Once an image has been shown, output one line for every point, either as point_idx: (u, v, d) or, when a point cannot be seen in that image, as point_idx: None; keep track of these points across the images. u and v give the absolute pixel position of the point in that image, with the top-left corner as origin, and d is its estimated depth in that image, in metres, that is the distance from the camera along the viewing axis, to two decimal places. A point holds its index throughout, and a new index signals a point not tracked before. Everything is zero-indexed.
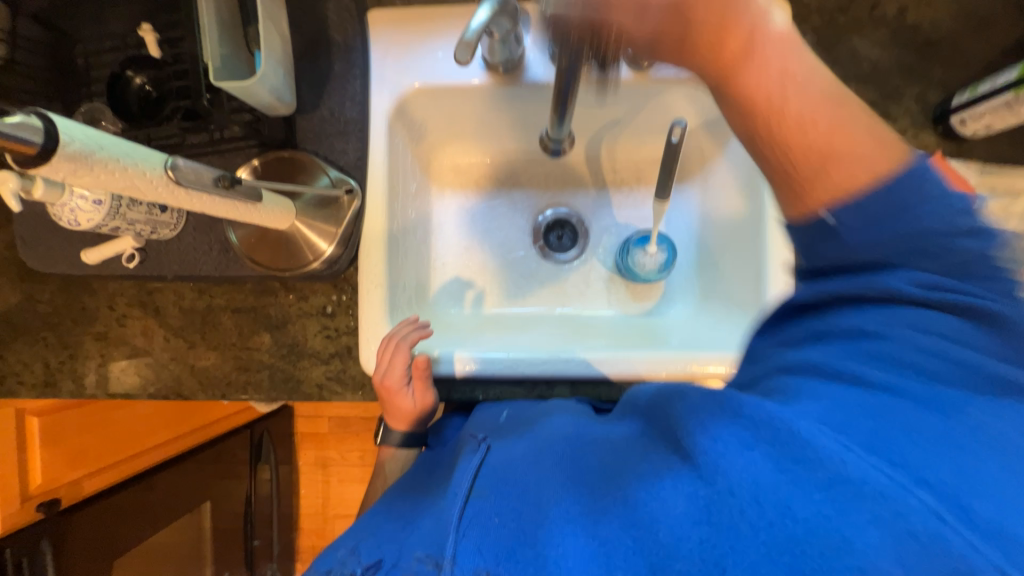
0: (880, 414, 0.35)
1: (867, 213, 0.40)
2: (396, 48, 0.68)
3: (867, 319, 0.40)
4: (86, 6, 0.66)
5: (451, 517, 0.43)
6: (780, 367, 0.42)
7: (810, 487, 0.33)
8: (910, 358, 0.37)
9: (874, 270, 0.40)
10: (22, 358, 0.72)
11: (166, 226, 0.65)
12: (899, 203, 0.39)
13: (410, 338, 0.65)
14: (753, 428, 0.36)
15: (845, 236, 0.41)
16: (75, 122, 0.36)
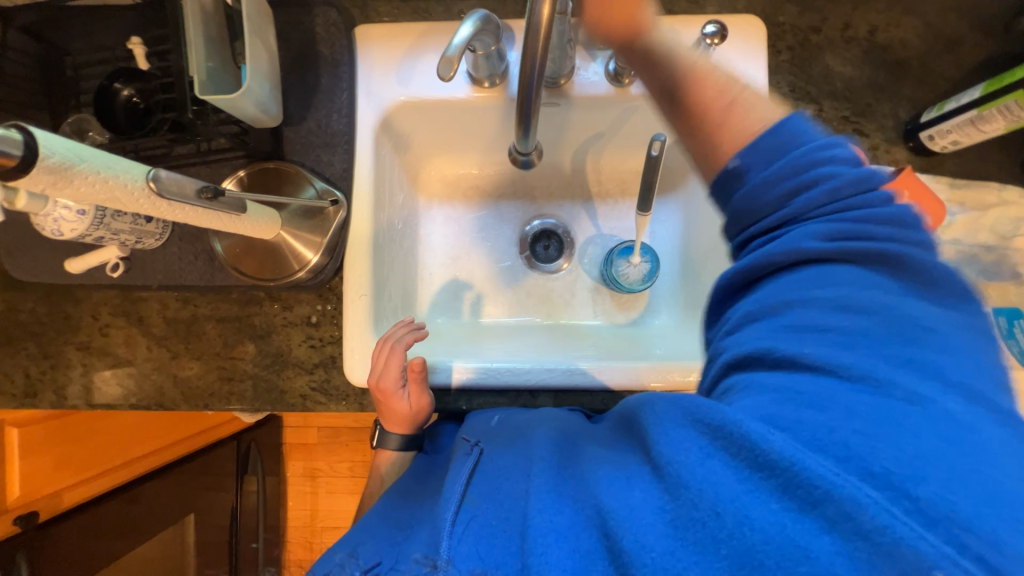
0: (824, 397, 0.35)
1: (765, 155, 0.44)
2: (382, 63, 0.69)
3: (790, 283, 0.41)
4: (77, 19, 0.67)
5: (443, 521, 0.45)
6: (729, 360, 0.41)
7: (769, 494, 0.32)
8: (864, 330, 0.37)
9: (806, 237, 0.41)
10: (2, 368, 0.71)
11: (151, 236, 0.65)
12: (783, 144, 0.44)
13: (407, 337, 0.65)
14: (710, 432, 0.36)
15: (751, 178, 0.45)
16: (56, 134, 0.36)
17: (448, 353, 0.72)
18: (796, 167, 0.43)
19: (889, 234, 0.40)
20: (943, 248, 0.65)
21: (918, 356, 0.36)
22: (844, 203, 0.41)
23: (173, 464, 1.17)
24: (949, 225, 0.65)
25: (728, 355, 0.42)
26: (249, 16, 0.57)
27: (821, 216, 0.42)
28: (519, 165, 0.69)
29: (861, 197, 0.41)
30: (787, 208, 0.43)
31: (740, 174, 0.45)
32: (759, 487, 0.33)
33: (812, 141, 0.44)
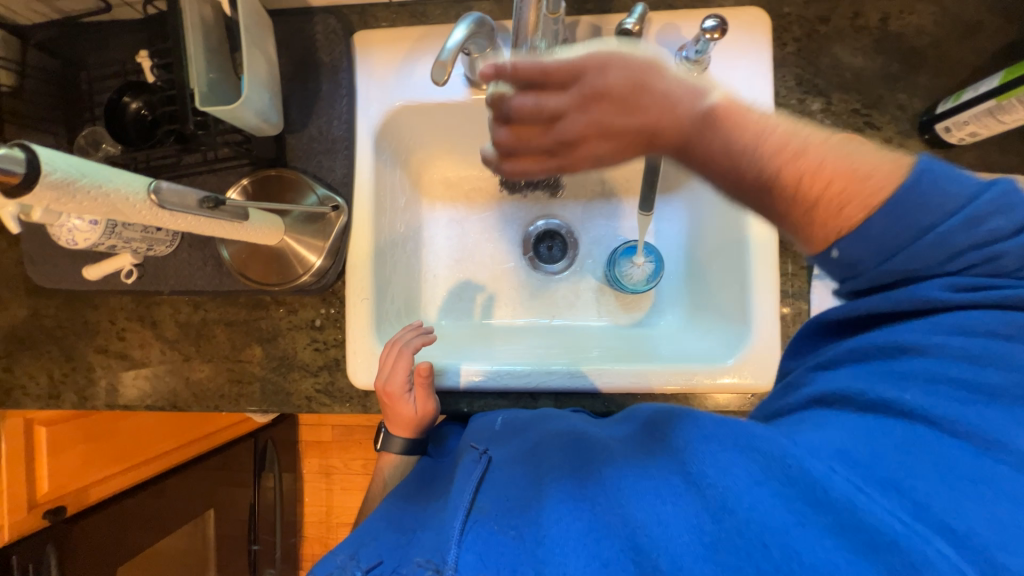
0: (922, 449, 0.35)
1: (897, 217, 0.37)
2: (381, 69, 0.69)
3: (893, 329, 0.40)
4: (91, 35, 0.70)
5: (451, 532, 0.43)
6: (813, 394, 0.42)
7: (821, 529, 0.33)
8: (978, 388, 0.36)
9: (922, 289, 0.38)
10: (29, 370, 0.75)
11: (162, 243, 0.67)
12: (917, 215, 0.37)
13: (412, 344, 0.66)
14: (765, 462, 0.36)
15: (863, 266, 0.39)
16: (59, 151, 0.38)
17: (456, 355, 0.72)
18: (930, 241, 0.37)
19: (1022, 287, 0.36)
20: None
21: None
22: (986, 262, 0.37)
23: (193, 461, 1.21)
24: None
25: (813, 390, 0.42)
26: (248, 27, 0.59)
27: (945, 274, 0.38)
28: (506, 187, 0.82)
29: (1009, 255, 0.36)
30: (905, 273, 0.39)
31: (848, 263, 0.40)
32: (817, 523, 0.33)
33: (964, 188, 0.37)
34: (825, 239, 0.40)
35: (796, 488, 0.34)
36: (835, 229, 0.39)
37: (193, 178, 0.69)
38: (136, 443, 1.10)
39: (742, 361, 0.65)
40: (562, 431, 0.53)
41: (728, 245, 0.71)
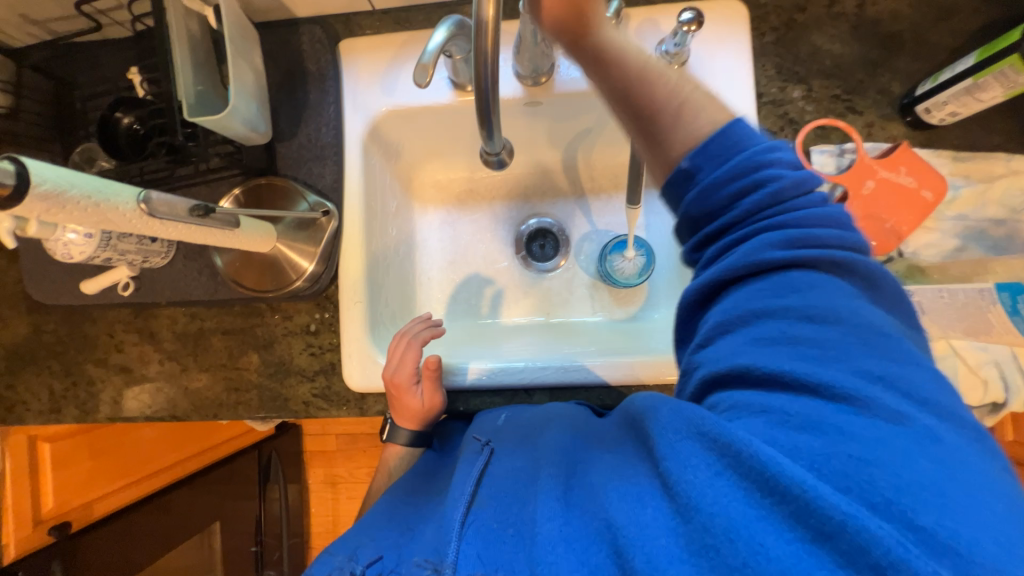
0: (813, 421, 0.34)
1: (714, 156, 0.42)
2: (366, 76, 0.71)
3: (756, 292, 0.39)
4: (83, 55, 0.71)
5: (452, 523, 0.44)
6: (705, 377, 0.40)
7: (781, 524, 0.31)
8: (840, 343, 0.36)
9: (767, 235, 0.40)
10: (30, 386, 0.76)
11: (157, 254, 0.68)
12: (732, 144, 0.42)
13: (426, 335, 0.67)
14: (719, 449, 0.34)
15: (700, 179, 0.43)
16: (48, 164, 0.39)
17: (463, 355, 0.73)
18: (739, 173, 0.41)
19: (840, 235, 0.40)
20: (948, 225, 0.62)
21: (891, 367, 0.35)
22: (797, 206, 0.41)
23: (197, 474, 1.21)
24: (953, 201, 0.62)
25: (704, 371, 0.40)
26: (233, 39, 0.60)
27: (779, 221, 0.40)
28: (491, 168, 0.62)
29: (805, 201, 0.41)
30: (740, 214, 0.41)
31: (691, 175, 0.43)
32: (772, 515, 0.31)
33: (761, 142, 0.42)
34: (678, 157, 0.44)
35: (750, 480, 0.33)
36: (682, 149, 0.44)
37: (187, 190, 0.70)
38: (138, 459, 1.10)
39: None
40: (562, 432, 0.52)
41: None
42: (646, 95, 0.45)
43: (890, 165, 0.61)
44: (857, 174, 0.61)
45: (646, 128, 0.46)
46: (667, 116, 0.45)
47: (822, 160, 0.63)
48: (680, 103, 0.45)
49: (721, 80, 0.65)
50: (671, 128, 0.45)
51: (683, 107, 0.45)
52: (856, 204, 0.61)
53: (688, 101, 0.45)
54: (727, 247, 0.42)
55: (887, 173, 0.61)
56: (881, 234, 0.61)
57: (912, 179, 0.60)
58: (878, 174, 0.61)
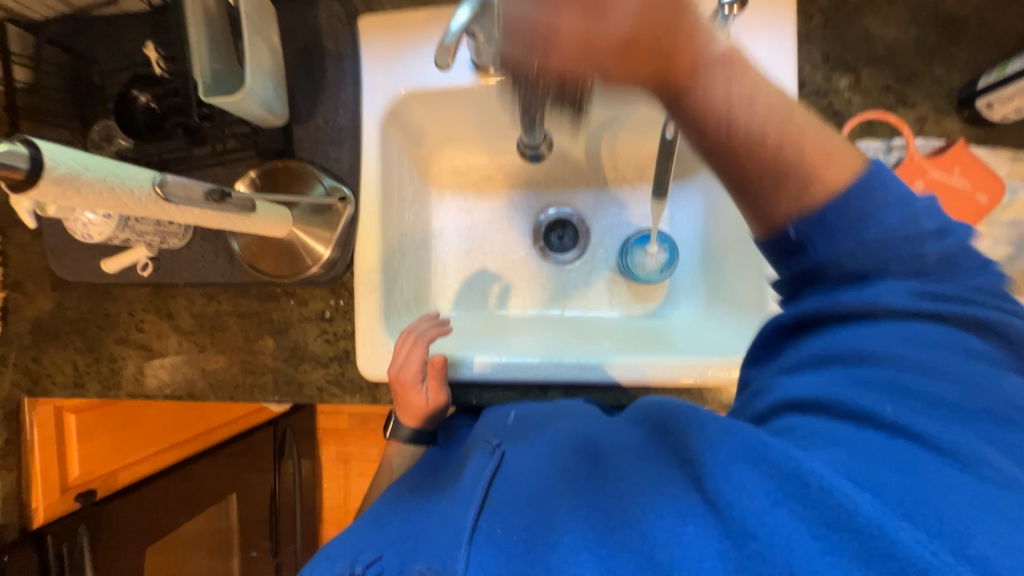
0: (914, 469, 0.33)
1: (830, 224, 0.40)
2: (385, 56, 0.68)
3: (868, 338, 0.38)
4: (101, 30, 0.70)
5: (461, 531, 0.43)
6: (785, 403, 0.40)
7: (850, 565, 0.30)
8: (947, 398, 0.35)
9: (886, 292, 0.39)
10: (55, 360, 0.77)
11: (175, 236, 0.68)
12: (858, 212, 0.39)
13: (427, 334, 0.66)
14: (780, 478, 0.34)
15: (812, 247, 0.41)
16: (62, 146, 0.38)
17: (474, 347, 0.72)
18: (874, 238, 0.39)
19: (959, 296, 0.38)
20: (1001, 230, 0.58)
21: (1001, 431, 0.34)
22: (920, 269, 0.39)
23: (214, 448, 1.24)
24: (1008, 205, 0.58)
25: (784, 397, 0.40)
26: (250, 15, 0.58)
27: (894, 277, 0.39)
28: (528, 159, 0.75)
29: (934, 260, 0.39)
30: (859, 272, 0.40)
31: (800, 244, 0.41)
32: (840, 555, 0.31)
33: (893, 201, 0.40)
34: (787, 221, 0.42)
35: (807, 508, 0.32)
36: (790, 215, 0.41)
37: (203, 171, 0.69)
38: (158, 431, 1.13)
39: None
40: (571, 433, 0.51)
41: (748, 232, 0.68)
42: (748, 153, 0.41)
43: (943, 164, 0.56)
44: (906, 174, 0.57)
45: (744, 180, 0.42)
46: (770, 177, 0.41)
47: (866, 157, 0.60)
48: (788, 166, 0.40)
49: (763, 68, 0.61)
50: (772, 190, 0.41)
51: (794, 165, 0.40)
52: None
53: (792, 170, 0.40)
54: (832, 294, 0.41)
55: (939, 172, 0.56)
56: None
57: (965, 180, 0.56)
58: (928, 174, 0.57)
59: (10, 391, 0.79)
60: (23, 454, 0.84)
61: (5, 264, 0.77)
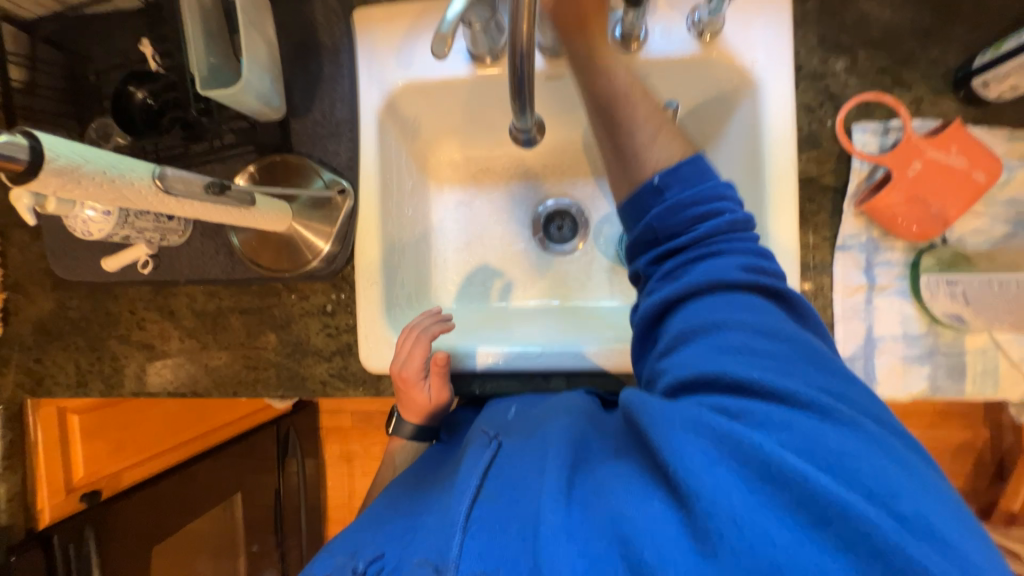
0: (789, 424, 0.35)
1: (683, 178, 0.48)
2: (382, 47, 0.68)
3: (715, 306, 0.43)
4: (96, 28, 0.70)
5: (457, 519, 0.43)
6: (672, 384, 0.41)
7: (781, 510, 0.32)
8: (790, 354, 0.39)
9: (727, 250, 0.46)
10: (57, 361, 0.77)
11: (175, 233, 0.68)
12: (699, 172, 0.49)
13: (433, 330, 0.66)
14: (719, 439, 0.35)
15: (669, 197, 0.48)
16: (62, 138, 0.38)
17: (474, 337, 0.72)
18: (702, 197, 0.47)
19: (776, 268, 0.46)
20: (999, 210, 0.58)
21: (832, 379, 0.39)
22: (739, 234, 0.46)
23: (218, 448, 1.24)
24: (1007, 183, 0.58)
25: (670, 378, 0.42)
26: (246, 9, 0.58)
27: (719, 243, 0.46)
28: (519, 146, 0.59)
29: (744, 233, 0.47)
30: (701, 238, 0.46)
31: (660, 191, 0.48)
32: (767, 498, 0.33)
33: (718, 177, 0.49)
34: (651, 173, 0.50)
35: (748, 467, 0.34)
36: (654, 168, 0.50)
37: (201, 168, 0.68)
38: (160, 432, 1.13)
39: None
40: (566, 424, 0.50)
41: None
42: (623, 110, 0.52)
43: (940, 144, 0.56)
44: (903, 154, 0.57)
45: (620, 142, 0.52)
46: (645, 133, 0.51)
47: (863, 139, 0.60)
48: (655, 128, 0.52)
49: (758, 51, 0.62)
50: (647, 144, 0.51)
51: (660, 130, 0.52)
52: (901, 186, 0.57)
53: (662, 128, 0.52)
54: (683, 264, 0.46)
55: (937, 152, 0.56)
56: (926, 219, 0.57)
57: (963, 159, 0.56)
58: (926, 154, 0.56)
59: (13, 393, 0.79)
60: (26, 453, 0.84)
61: (5, 266, 0.77)
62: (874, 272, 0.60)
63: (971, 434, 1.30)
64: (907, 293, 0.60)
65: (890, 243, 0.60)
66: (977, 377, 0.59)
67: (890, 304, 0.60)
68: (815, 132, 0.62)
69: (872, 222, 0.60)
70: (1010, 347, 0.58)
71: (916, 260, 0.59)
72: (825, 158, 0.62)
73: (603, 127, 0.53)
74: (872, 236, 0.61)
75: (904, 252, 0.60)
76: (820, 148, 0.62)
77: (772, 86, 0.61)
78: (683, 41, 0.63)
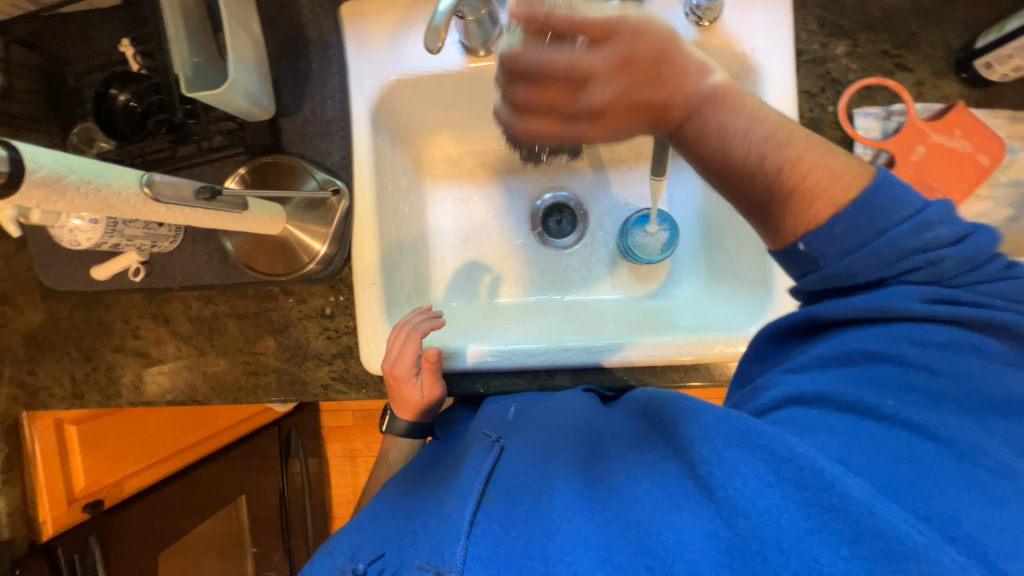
0: (910, 455, 0.35)
1: (842, 242, 0.41)
2: (373, 40, 0.66)
3: (870, 336, 0.41)
4: (73, 27, 0.67)
5: (459, 528, 0.41)
6: (786, 396, 0.42)
7: (838, 539, 0.31)
8: (950, 393, 0.38)
9: (894, 301, 0.40)
10: (51, 372, 0.76)
11: (166, 239, 0.66)
12: (869, 225, 0.40)
13: (423, 326, 0.65)
14: (771, 460, 0.35)
15: (824, 266, 0.42)
16: (42, 147, 0.36)
17: (473, 335, 0.71)
18: (880, 256, 0.40)
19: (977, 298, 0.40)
20: (1002, 192, 0.57)
21: (1003, 423, 0.36)
22: (940, 263, 0.40)
23: (220, 452, 1.24)
24: (1009, 166, 0.57)
25: (783, 392, 0.42)
26: (229, 4, 0.56)
27: (900, 272, 0.40)
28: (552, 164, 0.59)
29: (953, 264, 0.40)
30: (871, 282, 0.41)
31: (812, 257, 0.42)
32: (826, 530, 0.32)
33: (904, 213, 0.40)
34: (794, 229, 0.43)
35: (806, 492, 0.33)
36: (800, 227, 0.43)
37: (190, 171, 0.66)
38: (161, 439, 1.12)
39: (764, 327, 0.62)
40: (574, 436, 0.50)
41: None
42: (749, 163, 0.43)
43: (944, 127, 0.56)
44: (907, 138, 0.56)
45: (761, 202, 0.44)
46: (790, 190, 0.42)
47: (865, 125, 0.59)
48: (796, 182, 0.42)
49: (759, 37, 0.60)
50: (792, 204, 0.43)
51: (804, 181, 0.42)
52: (906, 171, 0.56)
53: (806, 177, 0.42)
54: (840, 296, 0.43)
55: (940, 136, 0.56)
56: (931, 204, 0.56)
57: (966, 142, 0.55)
58: (930, 138, 0.56)
59: (8, 406, 0.78)
60: (25, 467, 0.83)
61: None
62: None
63: None
64: None
65: None
66: None
67: None
68: (817, 118, 0.61)
69: None
70: None
71: None
72: (827, 145, 0.61)
73: (721, 186, 0.46)
74: None
75: None
76: (822, 135, 0.61)
77: (773, 72, 0.60)
78: (681, 28, 0.61)
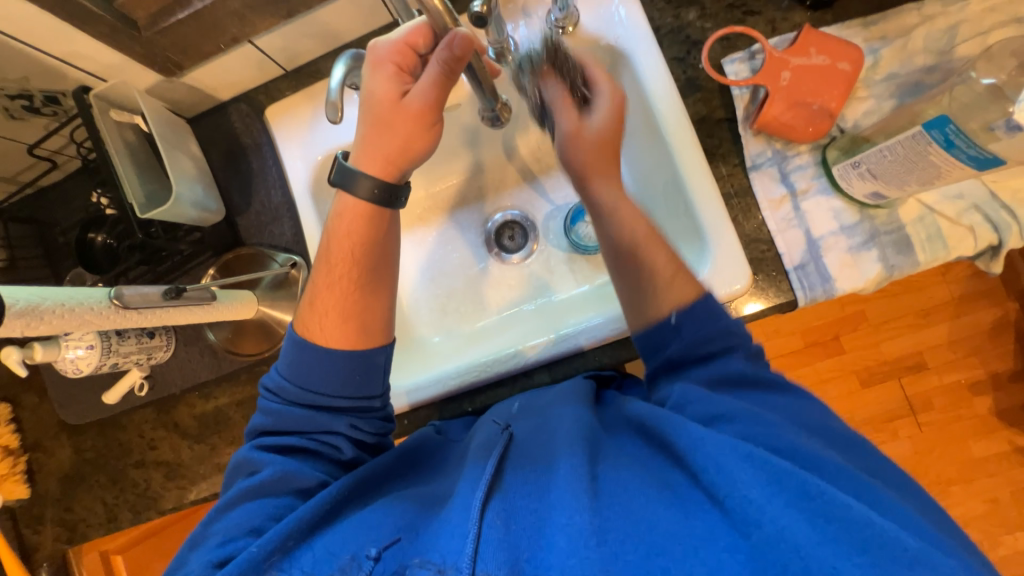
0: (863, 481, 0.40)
1: (696, 315, 0.54)
2: (295, 130, 0.74)
3: (774, 387, 0.51)
4: (53, 194, 0.79)
5: (472, 507, 0.44)
6: (752, 414, 0.46)
7: (847, 548, 0.34)
8: (856, 444, 0.47)
9: (735, 361, 0.51)
10: (85, 503, 0.81)
11: (160, 349, 0.73)
12: (712, 311, 0.54)
13: (450, 64, 0.50)
14: (777, 476, 0.39)
15: (683, 335, 0.54)
16: (18, 286, 0.43)
17: (452, 359, 0.75)
18: (717, 332, 0.53)
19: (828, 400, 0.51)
20: (880, 88, 0.61)
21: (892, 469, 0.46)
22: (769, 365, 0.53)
23: None
24: (877, 64, 0.62)
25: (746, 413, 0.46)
26: (164, 135, 0.66)
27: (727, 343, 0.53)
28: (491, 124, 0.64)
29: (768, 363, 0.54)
30: (711, 351, 0.53)
31: (677, 328, 0.54)
32: (841, 542, 0.35)
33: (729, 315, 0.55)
34: (667, 310, 0.55)
35: (812, 510, 0.37)
36: (670, 305, 0.55)
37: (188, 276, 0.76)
38: None
39: (710, 272, 0.62)
40: (574, 421, 0.51)
41: (665, 178, 0.70)
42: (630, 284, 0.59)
43: (800, 50, 0.61)
44: (771, 70, 0.61)
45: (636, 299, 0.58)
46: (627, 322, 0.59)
47: (734, 69, 0.65)
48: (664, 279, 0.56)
49: (617, 27, 0.68)
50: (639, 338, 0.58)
51: (674, 276, 0.56)
52: (780, 96, 0.61)
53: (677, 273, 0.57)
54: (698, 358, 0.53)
55: (799, 58, 0.61)
56: (814, 118, 0.61)
57: (824, 56, 0.60)
58: (791, 64, 0.61)
59: (52, 548, 0.81)
60: None
61: (20, 429, 0.82)
62: (791, 179, 0.63)
63: (998, 310, 1.37)
64: (828, 189, 0.62)
65: (794, 149, 0.63)
66: (926, 245, 0.59)
67: (818, 204, 0.62)
68: (692, 77, 0.67)
69: (772, 137, 0.64)
70: (942, 207, 0.60)
71: (823, 156, 0.63)
72: (710, 96, 0.67)
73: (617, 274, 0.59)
74: (777, 148, 0.64)
75: (810, 152, 0.63)
76: (702, 89, 0.67)
77: (640, 51, 0.67)
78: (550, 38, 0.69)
